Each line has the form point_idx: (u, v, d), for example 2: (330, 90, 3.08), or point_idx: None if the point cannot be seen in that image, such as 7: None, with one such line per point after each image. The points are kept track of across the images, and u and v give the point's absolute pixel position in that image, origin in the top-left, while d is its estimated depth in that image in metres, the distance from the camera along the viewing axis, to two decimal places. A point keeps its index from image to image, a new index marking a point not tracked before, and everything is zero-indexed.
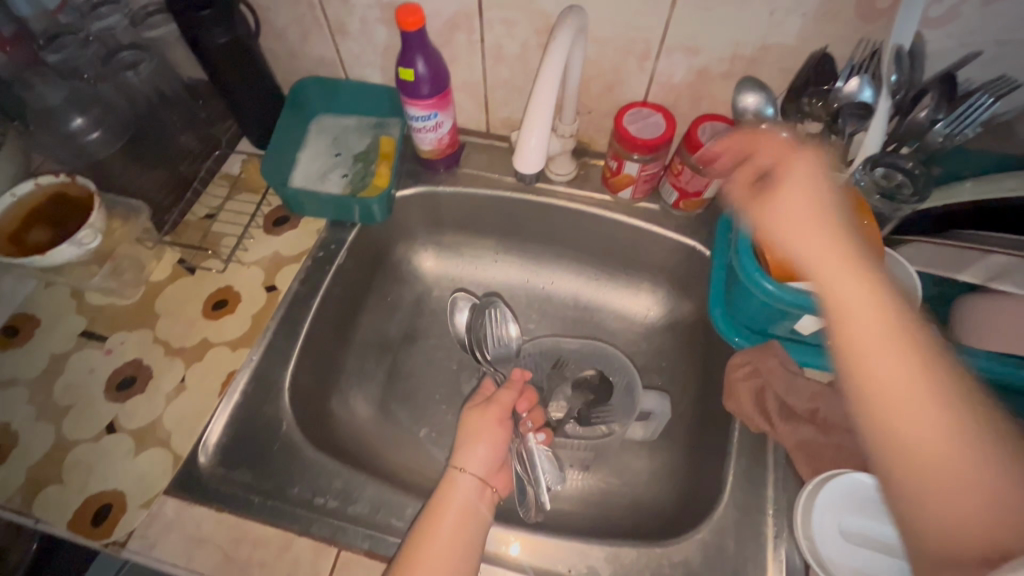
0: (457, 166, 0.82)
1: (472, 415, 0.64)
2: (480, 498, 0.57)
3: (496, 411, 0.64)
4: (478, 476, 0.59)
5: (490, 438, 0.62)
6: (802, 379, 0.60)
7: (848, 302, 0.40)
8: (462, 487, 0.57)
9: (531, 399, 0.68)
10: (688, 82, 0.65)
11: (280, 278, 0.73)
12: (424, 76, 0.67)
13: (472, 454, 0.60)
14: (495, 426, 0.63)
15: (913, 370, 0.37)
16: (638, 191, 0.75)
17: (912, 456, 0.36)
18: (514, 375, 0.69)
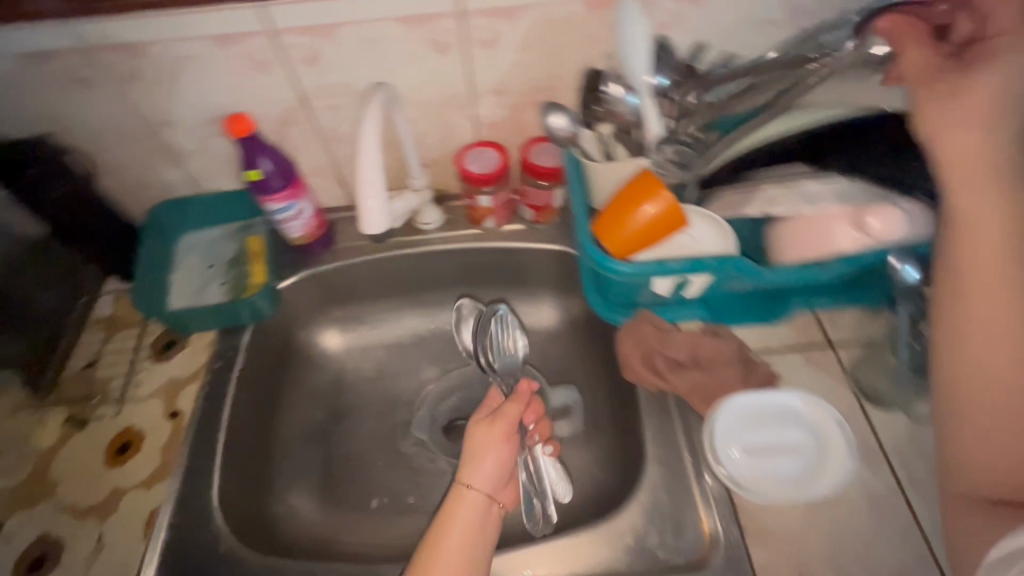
0: (333, 244, 0.85)
1: (479, 430, 0.65)
2: (486, 515, 0.60)
3: (504, 425, 0.65)
4: (485, 492, 0.61)
5: (498, 456, 0.63)
6: (676, 333, 0.68)
7: (977, 214, 0.49)
8: (471, 505, 0.60)
9: (538, 412, 0.70)
10: (505, 117, 0.75)
11: (181, 402, 0.71)
12: (270, 171, 0.72)
13: (481, 471, 0.62)
14: (501, 442, 0.64)
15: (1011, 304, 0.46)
16: (500, 218, 0.83)
17: (969, 353, 0.48)
18: (520, 388, 0.70)
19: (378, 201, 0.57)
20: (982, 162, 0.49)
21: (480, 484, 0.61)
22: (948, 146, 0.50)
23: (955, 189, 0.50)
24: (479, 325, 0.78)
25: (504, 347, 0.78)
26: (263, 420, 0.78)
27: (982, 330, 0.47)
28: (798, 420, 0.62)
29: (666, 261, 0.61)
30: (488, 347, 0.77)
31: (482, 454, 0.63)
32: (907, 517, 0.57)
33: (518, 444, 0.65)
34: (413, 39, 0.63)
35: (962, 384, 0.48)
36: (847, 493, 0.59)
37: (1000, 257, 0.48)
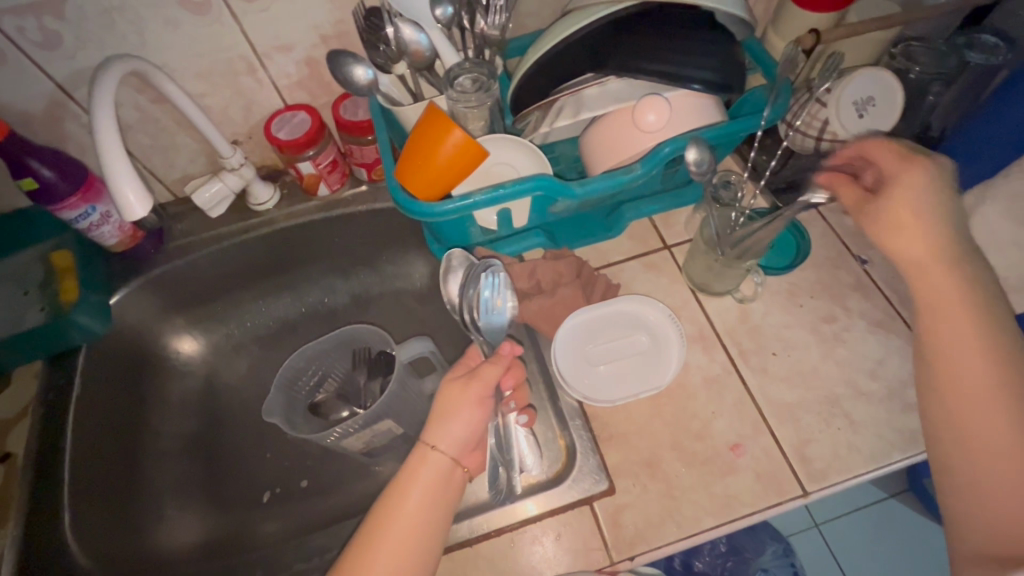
0: (166, 242, 0.79)
1: (450, 388, 0.55)
2: (448, 480, 0.52)
3: (480, 387, 0.55)
4: (450, 455, 0.53)
5: (467, 416, 0.53)
6: (515, 265, 0.68)
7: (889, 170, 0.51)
8: (433, 469, 0.52)
9: (517, 377, 0.60)
10: (306, 75, 0.70)
11: (13, 442, 0.66)
12: (50, 177, 0.64)
13: (447, 431, 0.53)
14: (475, 405, 0.54)
15: (966, 323, 0.46)
16: (333, 183, 0.79)
17: (952, 381, 0.46)
18: (502, 348, 0.58)
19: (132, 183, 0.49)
20: (926, 224, 0.48)
21: (443, 446, 0.52)
22: (906, 254, 0.49)
23: (893, 233, 0.49)
24: (468, 278, 0.65)
25: (491, 306, 0.64)
26: (124, 440, 0.74)
27: (961, 366, 0.45)
28: (640, 325, 0.64)
29: (470, 192, 0.59)
30: (472, 304, 0.64)
31: (444, 415, 0.53)
32: (740, 389, 0.61)
33: (492, 406, 0.56)
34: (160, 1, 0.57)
35: (946, 363, 0.46)
36: (685, 381, 0.62)
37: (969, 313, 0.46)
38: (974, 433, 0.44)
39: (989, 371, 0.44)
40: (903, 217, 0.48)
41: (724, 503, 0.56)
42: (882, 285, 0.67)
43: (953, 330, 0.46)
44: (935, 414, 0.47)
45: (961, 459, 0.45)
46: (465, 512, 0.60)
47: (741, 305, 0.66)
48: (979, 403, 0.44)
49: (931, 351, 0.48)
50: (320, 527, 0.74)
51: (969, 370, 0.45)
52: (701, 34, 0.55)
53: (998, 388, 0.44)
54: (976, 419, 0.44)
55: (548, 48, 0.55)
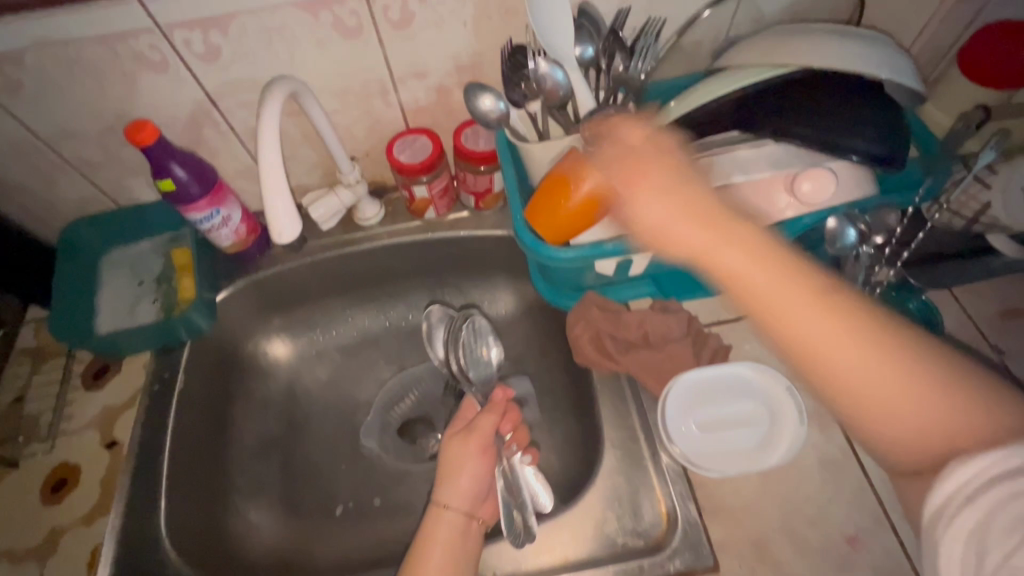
0: (270, 246, 0.81)
1: (453, 442, 0.62)
2: (463, 534, 0.57)
3: (479, 439, 0.61)
4: (461, 510, 0.58)
5: (472, 471, 0.59)
6: (625, 313, 0.67)
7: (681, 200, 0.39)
8: (447, 525, 0.57)
9: (514, 420, 0.65)
10: (433, 101, 0.71)
11: (118, 431, 0.68)
12: (186, 179, 0.66)
13: (455, 487, 0.58)
14: (478, 455, 0.60)
15: (870, 346, 0.35)
16: (440, 207, 0.80)
17: (876, 410, 0.35)
18: (495, 396, 0.66)
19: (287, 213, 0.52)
20: (790, 265, 0.37)
21: (453, 501, 0.58)
22: (762, 296, 0.37)
23: (741, 279, 0.37)
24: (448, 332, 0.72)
25: (477, 355, 0.72)
26: (214, 437, 0.76)
27: (854, 378, 0.35)
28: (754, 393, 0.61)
29: (600, 242, 0.59)
30: (461, 354, 0.71)
31: (448, 471, 0.60)
32: (861, 477, 0.58)
33: (495, 455, 0.62)
34: (317, 24, 0.59)
35: (843, 378, 0.36)
36: (801, 459, 0.59)
37: (865, 341, 0.35)
38: (890, 407, 0.35)
39: (896, 375, 0.35)
40: (738, 262, 0.37)
41: None
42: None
43: (786, 284, 0.36)
44: (854, 419, 0.37)
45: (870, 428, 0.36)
46: (557, 567, 0.58)
47: None
48: (907, 406, 0.35)
49: (819, 372, 0.36)
50: (392, 550, 0.73)
51: (812, 334, 0.36)
52: (868, 106, 0.53)
53: (906, 389, 0.35)
54: (890, 410, 0.35)
55: (694, 108, 0.55)
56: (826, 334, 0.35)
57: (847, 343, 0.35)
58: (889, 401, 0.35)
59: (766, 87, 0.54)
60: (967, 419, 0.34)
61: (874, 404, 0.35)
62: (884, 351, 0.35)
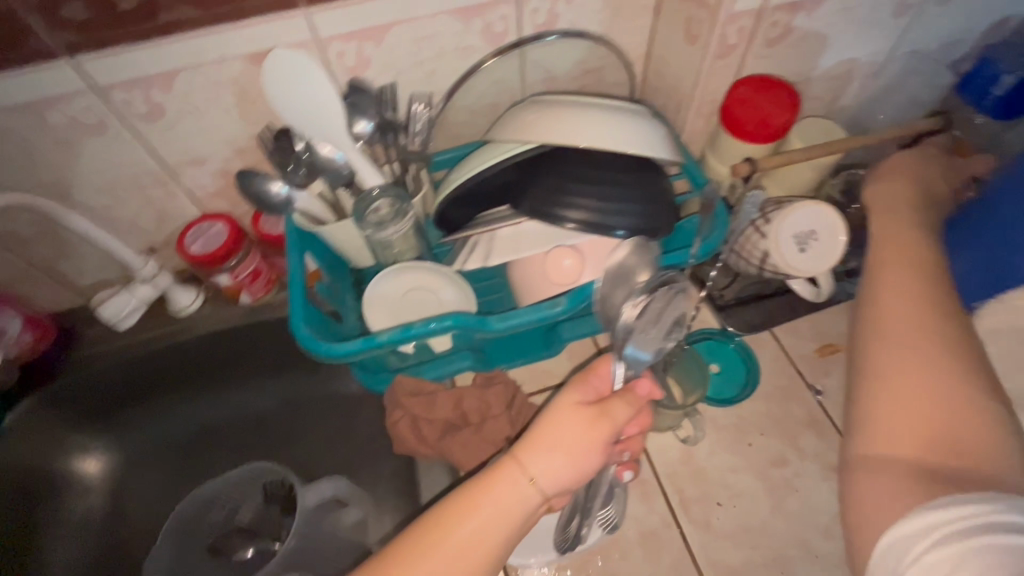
0: (71, 351, 0.73)
1: (572, 416, 0.43)
2: (529, 519, 0.42)
3: (608, 428, 0.43)
4: (546, 495, 0.42)
5: (575, 458, 0.42)
6: (441, 394, 0.63)
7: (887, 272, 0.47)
8: (521, 502, 0.41)
9: (642, 427, 0.48)
10: (223, 186, 0.67)
11: None
12: None
13: (571, 448, 0.42)
14: (593, 446, 0.42)
15: (932, 368, 0.39)
16: (258, 291, 0.74)
17: (886, 373, 0.41)
18: (639, 388, 0.46)
19: None
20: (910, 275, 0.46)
21: (545, 480, 0.41)
22: (882, 353, 0.42)
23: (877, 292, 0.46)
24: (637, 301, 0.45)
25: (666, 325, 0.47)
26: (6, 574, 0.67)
27: (898, 391, 0.40)
28: None
29: (374, 334, 0.54)
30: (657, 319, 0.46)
31: (556, 442, 0.42)
32: (679, 548, 0.55)
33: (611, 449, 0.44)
34: (52, 124, 0.54)
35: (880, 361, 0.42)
36: (619, 536, 0.56)
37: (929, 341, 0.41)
38: (929, 437, 0.37)
39: (928, 411, 0.38)
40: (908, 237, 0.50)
41: None
42: (837, 422, 0.61)
43: (897, 275, 0.46)
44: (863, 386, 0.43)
45: (869, 469, 0.39)
46: None
47: (685, 446, 0.60)
48: (906, 414, 0.39)
49: (871, 370, 0.42)
50: None
51: (890, 359, 0.42)
52: (619, 180, 0.53)
53: (933, 382, 0.39)
54: (898, 403, 0.39)
55: (453, 190, 0.55)
56: (907, 345, 0.41)
57: (910, 397, 0.39)
58: (901, 384, 0.40)
59: (521, 163, 0.53)
60: (997, 448, 0.36)
61: (905, 438, 0.38)
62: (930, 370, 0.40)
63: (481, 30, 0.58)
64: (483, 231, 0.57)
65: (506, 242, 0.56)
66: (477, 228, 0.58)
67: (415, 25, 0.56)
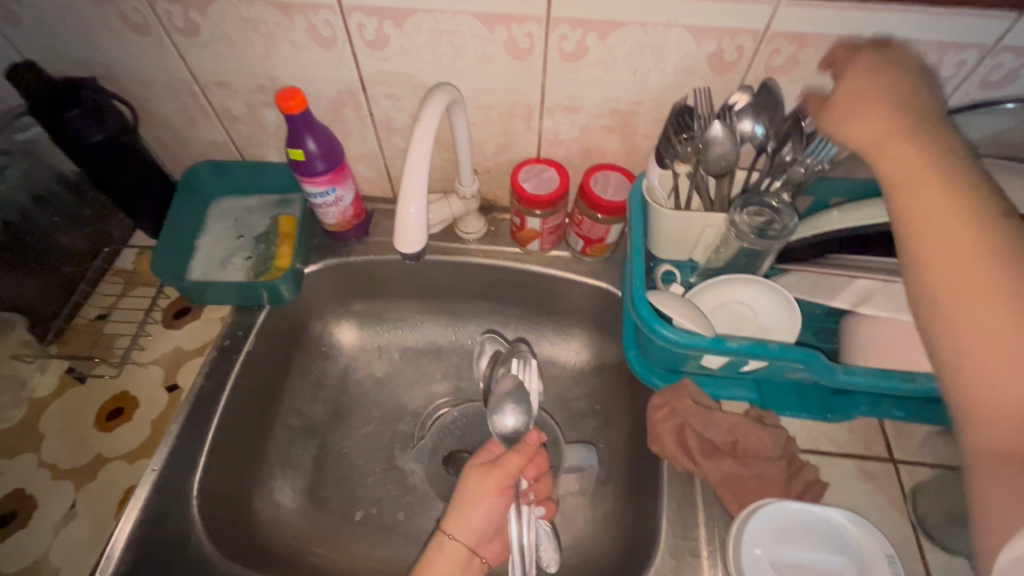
0: (367, 235, 0.81)
1: (473, 475, 0.56)
2: (465, 570, 0.54)
3: (500, 477, 0.56)
4: (467, 545, 0.54)
5: (485, 509, 0.54)
6: (718, 413, 0.61)
7: (925, 218, 0.39)
8: (450, 559, 0.53)
9: (539, 467, 0.62)
10: (574, 138, 0.68)
11: (182, 376, 0.68)
12: (316, 153, 0.66)
13: (466, 523, 0.54)
14: (494, 495, 0.55)
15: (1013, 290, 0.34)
16: (546, 243, 0.76)
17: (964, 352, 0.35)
18: (528, 438, 0.61)
19: (419, 212, 0.51)
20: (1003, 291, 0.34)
21: (459, 534, 0.53)
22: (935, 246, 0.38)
23: (919, 233, 0.39)
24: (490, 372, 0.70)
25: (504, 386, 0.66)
26: (266, 404, 0.75)
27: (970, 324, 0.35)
28: (838, 542, 0.54)
29: (724, 338, 0.53)
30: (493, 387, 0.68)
31: (464, 505, 0.55)
32: None
33: (512, 498, 0.56)
34: (490, 38, 0.57)
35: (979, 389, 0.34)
36: None
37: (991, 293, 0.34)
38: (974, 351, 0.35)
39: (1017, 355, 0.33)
40: (966, 240, 0.36)
41: None
42: None
43: (923, 191, 0.39)
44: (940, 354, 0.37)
45: (945, 331, 0.37)
46: None
47: None
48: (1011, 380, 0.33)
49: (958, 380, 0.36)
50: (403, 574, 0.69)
51: (865, 130, 0.45)
52: None
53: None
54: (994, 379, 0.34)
55: (849, 225, 0.53)
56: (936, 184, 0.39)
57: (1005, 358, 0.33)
58: (851, 78, 0.48)
59: None
60: None
61: (961, 300, 0.36)
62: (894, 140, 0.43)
63: (927, 68, 0.54)
64: (838, 273, 0.55)
65: (863, 294, 0.52)
66: (836, 269, 0.56)
67: (870, 45, 0.53)
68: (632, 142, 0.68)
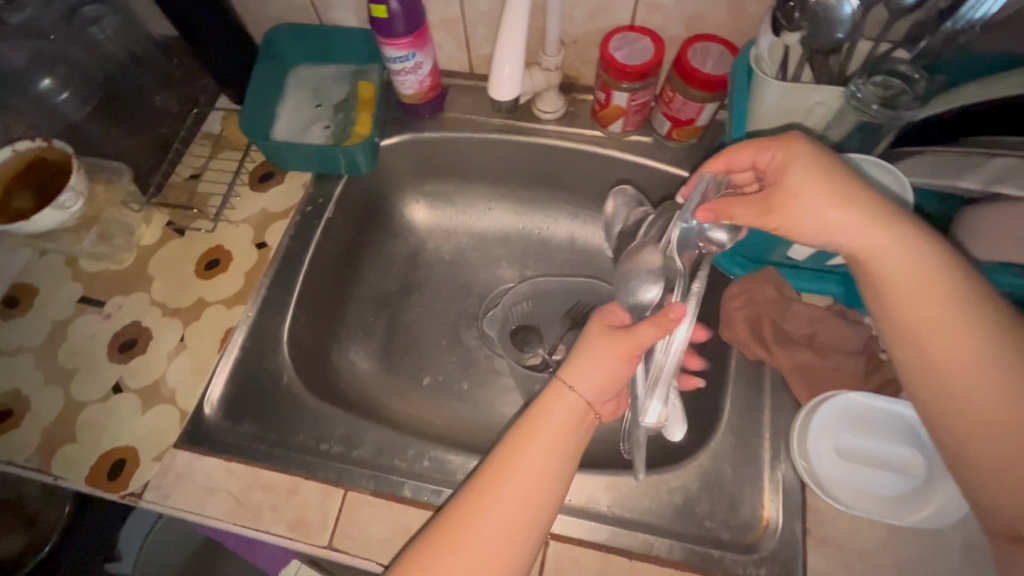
0: (443, 111, 0.79)
1: (601, 335, 0.49)
2: (578, 424, 0.49)
3: (632, 345, 0.47)
4: (586, 400, 0.49)
5: (610, 369, 0.48)
6: (799, 304, 0.59)
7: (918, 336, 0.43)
8: (565, 409, 0.48)
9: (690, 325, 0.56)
10: (673, 2, 0.62)
11: (269, 235, 0.72)
12: (397, 12, 0.63)
13: (587, 376, 0.48)
14: (625, 355, 0.48)
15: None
16: (630, 123, 0.72)
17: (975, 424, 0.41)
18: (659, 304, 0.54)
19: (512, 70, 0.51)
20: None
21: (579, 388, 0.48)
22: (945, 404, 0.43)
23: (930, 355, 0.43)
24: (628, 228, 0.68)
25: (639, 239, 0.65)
26: (343, 272, 0.78)
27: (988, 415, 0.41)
28: (910, 437, 0.53)
29: None
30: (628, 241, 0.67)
31: (586, 358, 0.49)
32: None
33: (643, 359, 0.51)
34: None
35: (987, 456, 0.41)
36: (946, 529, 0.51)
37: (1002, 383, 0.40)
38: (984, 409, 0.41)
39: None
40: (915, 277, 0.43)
41: None
42: None
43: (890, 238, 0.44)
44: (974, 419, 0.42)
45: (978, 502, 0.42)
46: (636, 522, 0.55)
47: None
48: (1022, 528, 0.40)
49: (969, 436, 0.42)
50: (467, 435, 0.74)
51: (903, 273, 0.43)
52: None
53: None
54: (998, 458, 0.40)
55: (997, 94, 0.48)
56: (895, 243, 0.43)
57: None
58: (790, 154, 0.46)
59: None
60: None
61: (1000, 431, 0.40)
62: (940, 289, 0.42)
63: None
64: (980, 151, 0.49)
65: (1004, 171, 0.47)
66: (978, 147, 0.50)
67: None
68: (740, 9, 0.61)
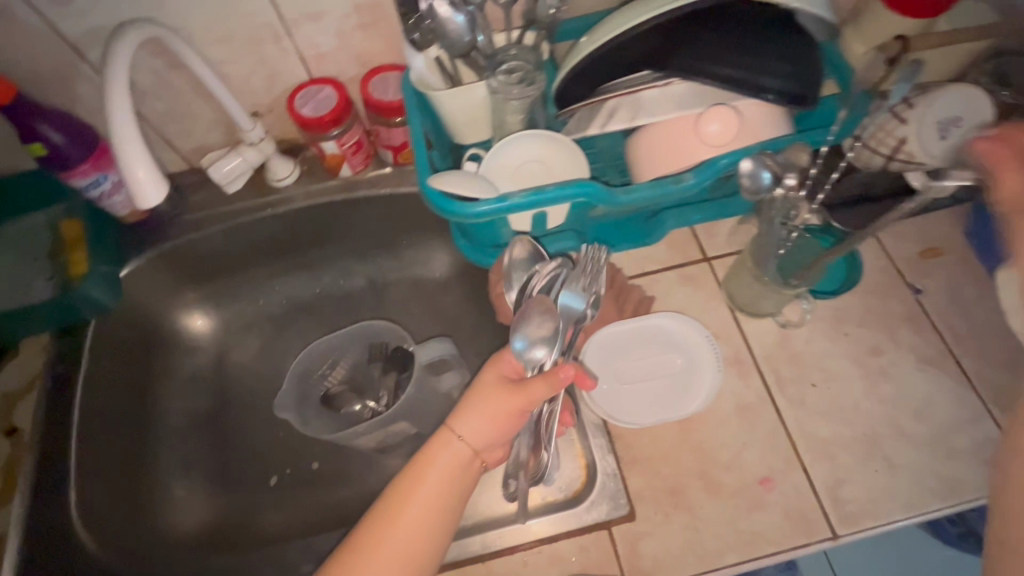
0: (177, 214, 0.75)
1: (494, 386, 0.49)
2: (464, 472, 0.50)
3: (523, 400, 0.48)
4: (471, 448, 0.50)
5: (497, 422, 0.49)
6: None
7: None
8: (450, 456, 0.49)
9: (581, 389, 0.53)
10: (335, 48, 0.65)
11: (19, 418, 0.65)
12: (61, 142, 0.60)
13: (472, 426, 0.49)
14: (512, 409, 0.49)
15: None
16: (358, 163, 0.74)
17: None
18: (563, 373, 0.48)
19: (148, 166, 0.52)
20: None
21: (467, 441, 0.49)
22: None
23: None
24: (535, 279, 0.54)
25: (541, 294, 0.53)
26: (133, 414, 0.72)
27: None
28: (662, 341, 0.61)
29: (507, 194, 0.54)
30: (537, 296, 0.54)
31: (477, 411, 0.49)
32: (774, 420, 0.58)
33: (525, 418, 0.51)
34: None
35: None
36: (715, 405, 0.59)
37: None
38: None
39: None
40: None
41: (749, 539, 0.53)
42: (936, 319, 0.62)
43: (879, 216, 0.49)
44: None
45: None
46: (476, 525, 0.58)
47: (784, 330, 0.62)
48: None
49: None
50: (325, 518, 0.71)
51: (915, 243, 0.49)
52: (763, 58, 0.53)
53: None
54: None
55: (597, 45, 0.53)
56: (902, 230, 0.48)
57: None
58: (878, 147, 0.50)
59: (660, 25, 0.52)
60: None
61: None
62: None
63: None
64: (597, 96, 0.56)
65: (619, 109, 0.56)
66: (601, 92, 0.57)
67: None
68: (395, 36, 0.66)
